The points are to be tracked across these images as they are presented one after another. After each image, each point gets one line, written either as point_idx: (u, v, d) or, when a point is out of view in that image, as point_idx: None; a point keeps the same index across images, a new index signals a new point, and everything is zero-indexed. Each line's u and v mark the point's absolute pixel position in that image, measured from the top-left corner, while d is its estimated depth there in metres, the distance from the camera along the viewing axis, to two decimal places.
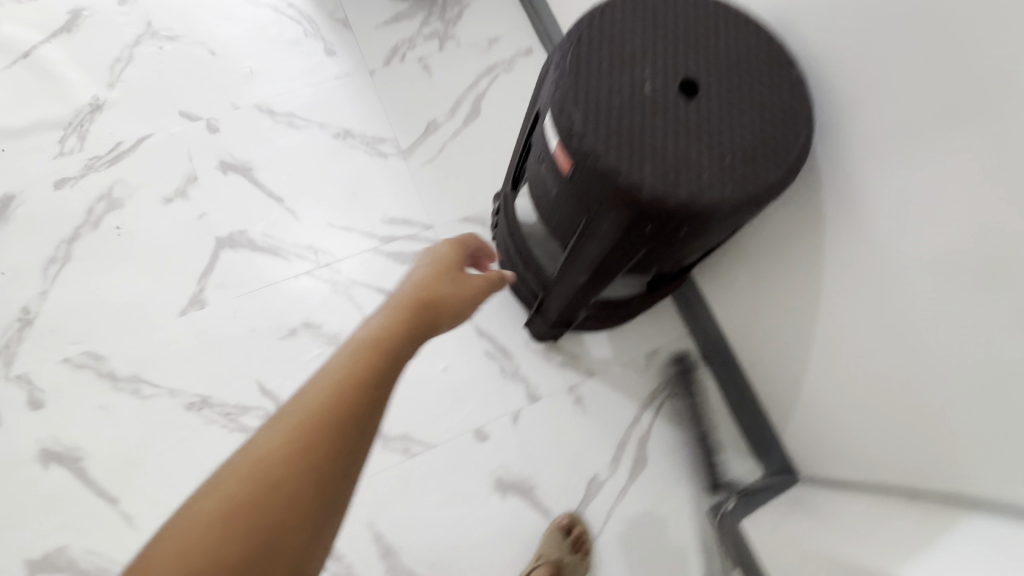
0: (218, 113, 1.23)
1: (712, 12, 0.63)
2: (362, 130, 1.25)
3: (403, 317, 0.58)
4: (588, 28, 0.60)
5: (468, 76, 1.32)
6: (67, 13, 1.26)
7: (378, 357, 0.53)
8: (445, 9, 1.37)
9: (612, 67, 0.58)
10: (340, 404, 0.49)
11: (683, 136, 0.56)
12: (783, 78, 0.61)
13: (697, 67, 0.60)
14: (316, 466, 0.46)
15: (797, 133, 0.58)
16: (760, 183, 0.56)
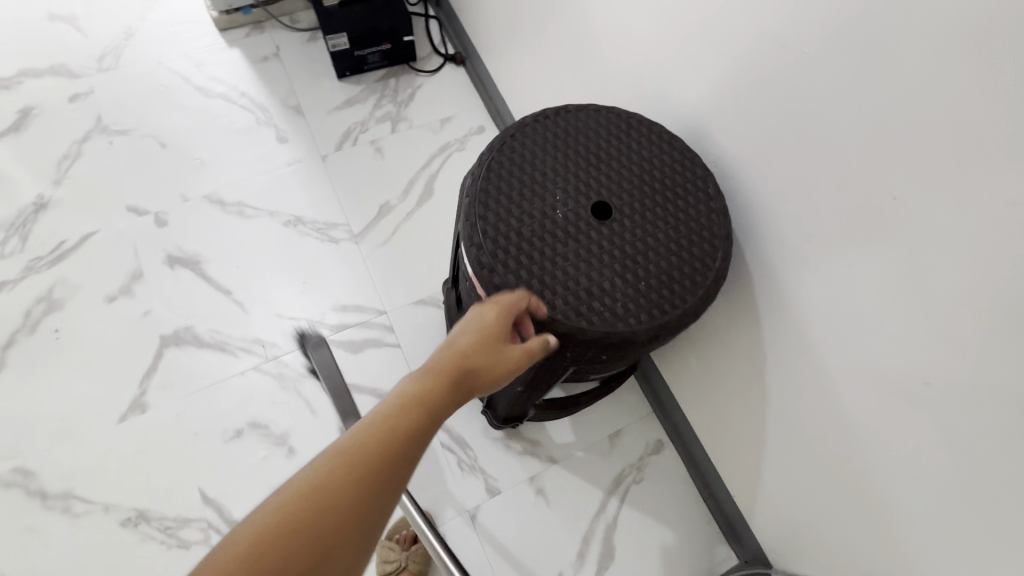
0: (167, 206, 1.22)
1: (626, 127, 0.63)
2: (314, 217, 1.24)
3: (431, 396, 0.45)
4: (501, 154, 0.60)
5: (421, 156, 1.34)
6: (16, 113, 1.26)
7: (392, 451, 0.42)
8: (398, 91, 1.40)
9: (523, 195, 0.58)
10: (347, 509, 0.39)
11: (594, 263, 0.56)
12: (699, 192, 0.60)
13: (610, 188, 0.59)
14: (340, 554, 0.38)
15: (712, 253, 0.57)
16: (676, 308, 0.55)
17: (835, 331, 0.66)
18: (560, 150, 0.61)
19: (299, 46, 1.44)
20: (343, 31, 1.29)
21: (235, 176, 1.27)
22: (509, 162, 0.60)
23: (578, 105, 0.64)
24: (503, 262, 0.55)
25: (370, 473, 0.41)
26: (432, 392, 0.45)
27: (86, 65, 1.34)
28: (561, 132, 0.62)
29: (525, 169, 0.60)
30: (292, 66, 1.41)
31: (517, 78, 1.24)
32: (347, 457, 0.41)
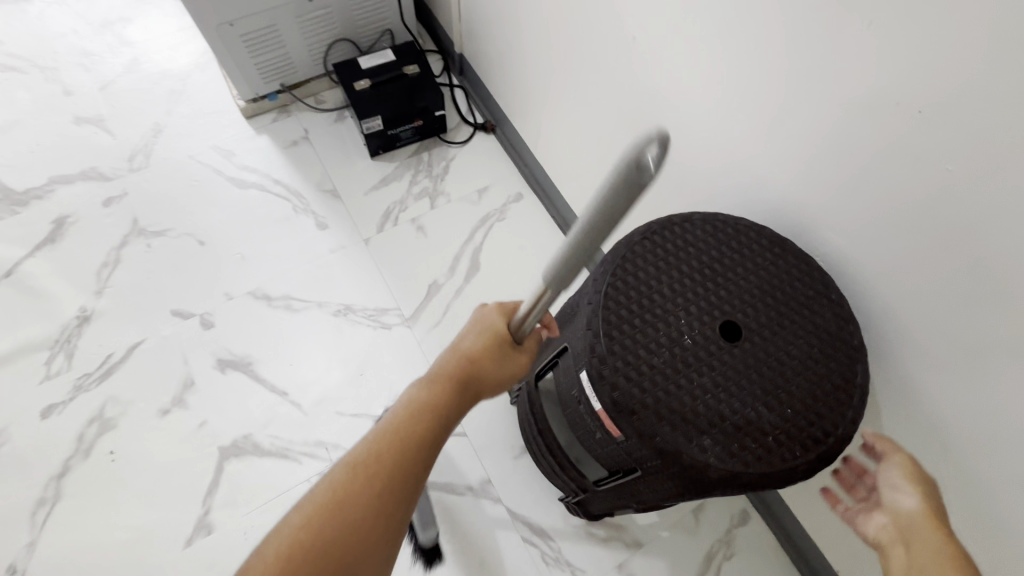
0: (212, 307, 1.19)
1: (734, 235, 0.61)
2: (363, 304, 1.22)
3: (435, 401, 0.62)
4: (614, 281, 0.58)
5: (462, 230, 1.32)
6: (51, 224, 1.24)
7: (401, 450, 0.58)
8: (431, 165, 1.40)
9: (646, 325, 0.56)
10: (367, 513, 0.53)
11: (734, 395, 0.53)
12: (822, 299, 0.58)
13: (732, 306, 0.57)
14: (375, 507, 0.54)
15: (854, 370, 0.55)
16: (831, 438, 0.52)
17: (973, 442, 0.59)
18: (672, 268, 0.59)
19: (327, 127, 1.43)
20: (378, 114, 1.28)
21: (278, 268, 1.24)
22: (622, 286, 0.58)
23: (680, 215, 0.62)
24: (638, 401, 0.52)
25: (388, 471, 0.56)
26: (440, 391, 0.63)
27: (117, 167, 1.32)
28: (670, 247, 0.60)
29: (640, 292, 0.58)
30: (323, 148, 1.40)
31: (556, 148, 1.24)
32: (394, 429, 0.59)
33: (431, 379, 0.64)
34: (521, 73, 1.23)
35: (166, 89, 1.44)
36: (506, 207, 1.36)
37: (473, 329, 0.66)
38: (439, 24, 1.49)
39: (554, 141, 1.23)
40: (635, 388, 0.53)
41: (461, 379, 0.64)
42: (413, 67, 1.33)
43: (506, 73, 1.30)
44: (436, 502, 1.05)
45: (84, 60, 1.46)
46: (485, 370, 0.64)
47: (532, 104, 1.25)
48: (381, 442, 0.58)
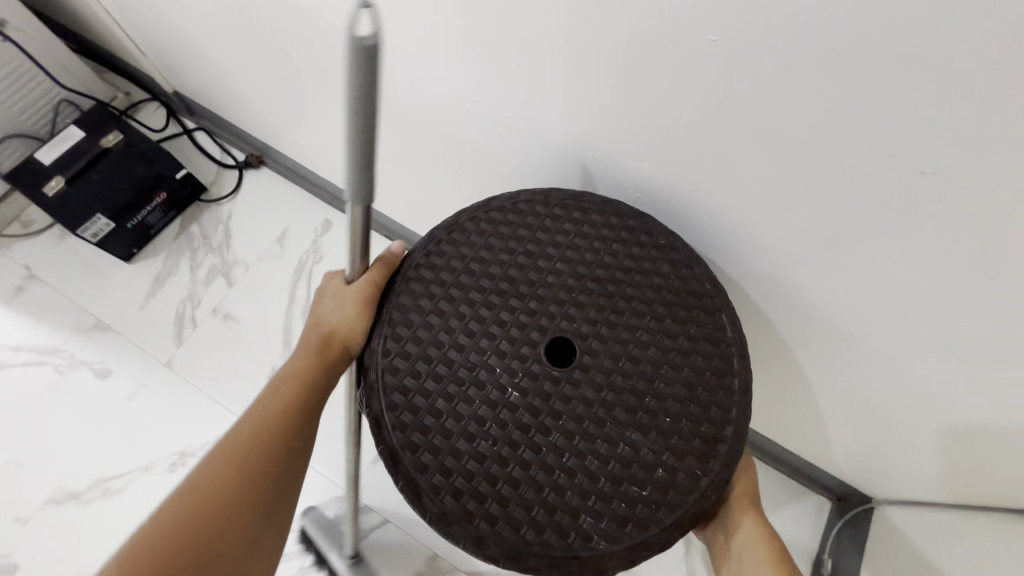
0: (5, 544, 0.90)
1: (499, 228, 0.64)
2: (200, 439, 0.97)
3: (311, 365, 0.58)
4: (414, 367, 0.58)
5: (280, 293, 1.08)
6: None
7: (291, 400, 0.56)
8: (209, 235, 1.13)
9: (458, 395, 0.57)
10: (255, 477, 0.52)
11: (553, 402, 0.57)
12: (603, 286, 0.61)
13: (520, 307, 0.60)
14: (262, 471, 0.52)
15: (651, 343, 0.59)
16: (657, 419, 0.57)
17: (846, 298, 0.57)
18: (449, 295, 0.61)
19: (54, 250, 1.10)
20: (98, 213, 0.99)
21: (71, 452, 0.96)
22: (406, 335, 0.59)
23: (443, 230, 0.64)
24: (463, 455, 0.55)
25: (279, 437, 0.54)
26: (311, 362, 0.58)
27: None
28: (441, 272, 0.62)
29: (446, 362, 0.58)
30: (61, 278, 1.08)
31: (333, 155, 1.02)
32: (274, 402, 0.56)
33: (303, 350, 0.60)
34: (247, 84, 0.99)
35: None
36: (319, 242, 1.13)
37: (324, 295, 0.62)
38: (131, 65, 1.17)
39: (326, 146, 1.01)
40: (457, 443, 0.55)
41: (326, 339, 0.60)
42: (113, 136, 1.01)
43: (233, 90, 1.04)
44: None
45: None
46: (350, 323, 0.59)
47: (280, 115, 1.01)
48: (265, 410, 0.55)
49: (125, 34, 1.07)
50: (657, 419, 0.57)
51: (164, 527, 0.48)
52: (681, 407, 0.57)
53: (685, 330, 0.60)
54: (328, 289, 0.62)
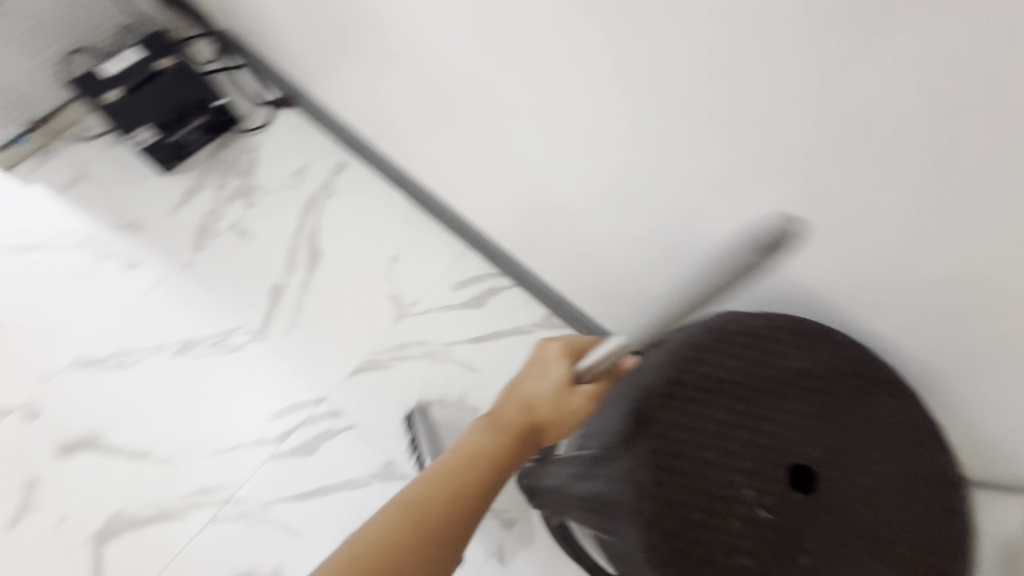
0: (33, 393, 1.05)
1: (747, 336, 0.63)
2: (206, 332, 1.11)
3: (508, 440, 0.65)
4: (668, 470, 0.56)
5: (291, 219, 1.21)
6: None
7: (492, 460, 0.64)
8: (237, 160, 1.26)
9: (713, 509, 0.55)
10: (444, 525, 0.59)
11: (803, 524, 0.56)
12: (845, 415, 0.61)
13: (766, 423, 0.59)
14: (448, 523, 0.59)
15: (885, 468, 0.59)
16: (890, 543, 0.57)
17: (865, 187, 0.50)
18: (700, 402, 0.59)
19: (103, 155, 1.24)
20: (148, 122, 1.14)
21: (97, 329, 1.10)
22: (660, 435, 0.57)
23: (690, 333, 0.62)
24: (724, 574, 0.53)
25: (468, 491, 0.62)
26: (509, 435, 0.65)
27: None
28: (689, 375, 0.60)
29: (702, 473, 0.57)
30: (106, 180, 1.22)
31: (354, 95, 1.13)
32: (471, 462, 0.63)
33: (502, 419, 0.67)
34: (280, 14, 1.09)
35: None
36: (333, 179, 1.26)
37: (542, 374, 0.68)
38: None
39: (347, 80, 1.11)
40: (715, 558, 0.54)
41: (532, 421, 0.66)
42: (167, 59, 1.15)
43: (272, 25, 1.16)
44: (344, 499, 1.01)
45: None
46: (554, 409, 0.65)
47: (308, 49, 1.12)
48: (462, 467, 0.63)
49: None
50: (893, 548, 0.57)
51: (379, 532, 0.58)
52: (911, 534, 0.58)
53: (914, 452, 0.60)
54: (548, 369, 0.68)
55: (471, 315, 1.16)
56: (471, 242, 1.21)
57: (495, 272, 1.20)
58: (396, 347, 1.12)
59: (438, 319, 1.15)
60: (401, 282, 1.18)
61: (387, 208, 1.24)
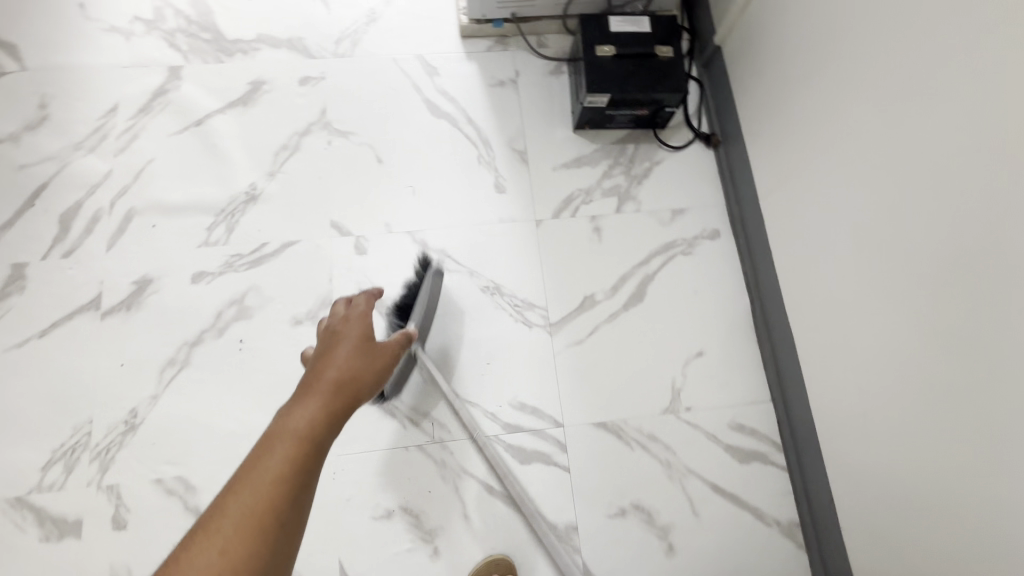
0: (369, 233, 1.13)
1: None
2: (513, 290, 1.12)
3: (333, 398, 0.66)
4: None
5: (641, 249, 1.17)
6: (247, 84, 1.19)
7: (309, 434, 0.61)
8: (633, 162, 1.22)
9: None
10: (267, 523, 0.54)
11: None
12: None
13: None
14: (273, 518, 0.55)
15: None
16: None
17: None
18: None
19: (539, 78, 1.27)
20: (607, 93, 1.10)
21: (441, 219, 1.15)
22: None
23: None
24: None
25: (287, 476, 0.57)
26: (326, 395, 0.66)
27: (323, 46, 1.24)
28: None
29: None
30: (527, 101, 1.25)
31: (801, 203, 1.02)
32: (282, 443, 0.59)
33: (314, 394, 0.66)
34: (810, 88, 0.96)
35: None
36: (699, 240, 1.19)
37: (334, 352, 0.74)
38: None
39: (811, 188, 0.98)
40: None
41: (349, 377, 0.70)
42: (668, 49, 1.12)
43: (782, 84, 1.04)
44: (519, 524, 1.00)
45: None
46: (363, 364, 0.72)
47: (800, 134, 1.00)
48: (272, 465, 0.57)
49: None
50: None
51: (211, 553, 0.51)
52: None
53: None
54: (379, 347, 0.76)
55: (727, 462, 1.06)
56: (777, 397, 1.09)
57: (777, 442, 1.08)
58: (645, 433, 1.06)
59: (698, 441, 1.07)
60: (691, 379, 1.10)
61: (724, 303, 1.15)
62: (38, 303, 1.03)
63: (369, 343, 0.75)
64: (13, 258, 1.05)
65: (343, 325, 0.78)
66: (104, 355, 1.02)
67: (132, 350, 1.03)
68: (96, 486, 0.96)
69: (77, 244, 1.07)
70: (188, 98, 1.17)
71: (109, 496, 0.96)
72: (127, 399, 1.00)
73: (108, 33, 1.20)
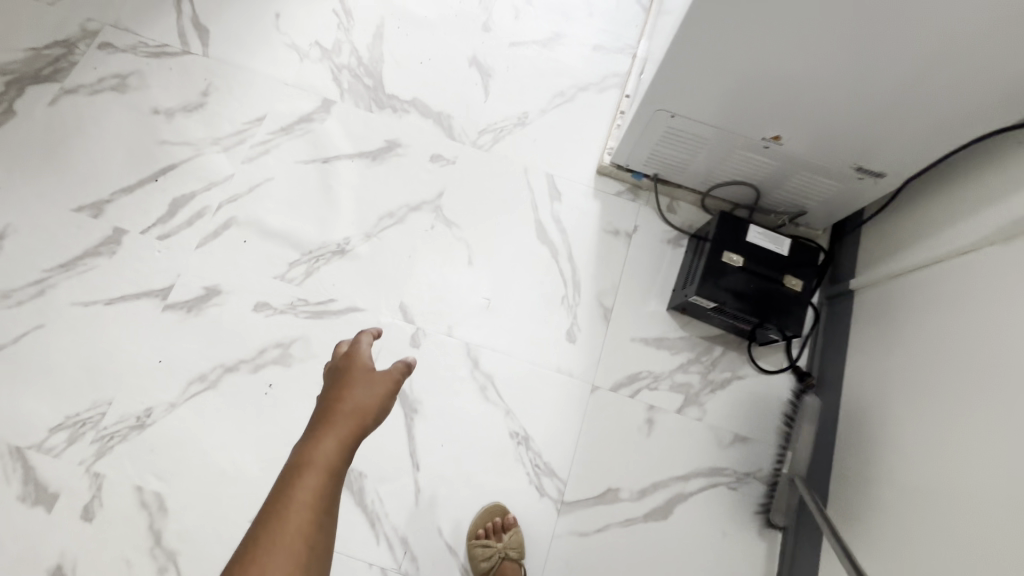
0: (430, 330, 1.11)
1: None
2: (541, 448, 1.06)
3: (340, 435, 0.65)
4: None
5: (685, 462, 1.08)
6: (384, 141, 1.23)
7: (321, 473, 0.61)
8: (714, 366, 1.14)
9: None
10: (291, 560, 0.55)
11: None
12: None
13: None
14: (298, 557, 0.55)
15: None
16: None
17: None
18: None
19: (655, 241, 1.22)
20: (715, 300, 1.04)
21: (502, 344, 1.12)
22: None
23: None
24: None
25: (299, 517, 0.57)
26: (333, 432, 0.65)
27: (466, 131, 1.26)
28: None
29: None
30: (633, 260, 1.21)
31: (901, 487, 0.87)
32: (293, 486, 0.59)
33: (320, 435, 0.65)
34: (955, 390, 0.84)
35: (554, 88, 1.32)
36: (750, 478, 1.08)
37: (343, 389, 0.72)
38: (873, 239, 1.12)
39: (914, 497, 0.84)
40: None
41: (358, 413, 0.69)
42: (799, 283, 1.04)
43: (911, 373, 0.93)
44: None
45: (519, 5, 1.37)
46: (365, 395, 0.71)
47: (922, 431, 0.87)
48: (286, 505, 0.58)
49: (916, 245, 0.99)
50: None
51: None
52: None
53: None
54: (384, 373, 0.74)
55: None
56: None
57: None
58: None
59: None
60: None
61: (749, 560, 1.04)
62: (117, 272, 1.08)
63: (371, 372, 0.74)
64: (117, 222, 1.11)
65: (343, 360, 0.76)
66: (148, 345, 1.05)
67: (174, 352, 1.05)
68: (84, 468, 0.98)
69: (174, 231, 1.12)
70: (328, 134, 1.22)
71: (91, 484, 0.97)
72: (148, 396, 1.02)
73: (288, 49, 1.27)
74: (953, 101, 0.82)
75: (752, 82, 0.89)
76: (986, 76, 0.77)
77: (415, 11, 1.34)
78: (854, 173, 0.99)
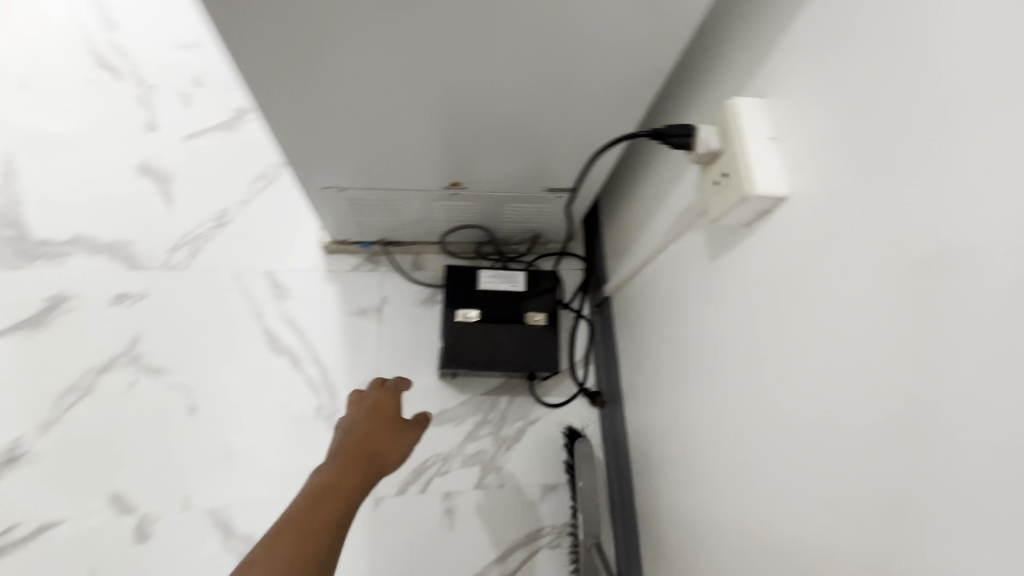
0: (159, 511, 0.91)
1: None
2: None
3: (353, 471, 0.62)
4: None
5: (499, 540, 0.98)
6: (44, 300, 0.99)
7: (338, 498, 0.58)
8: (504, 421, 1.05)
9: None
10: (310, 561, 0.51)
11: None
12: None
13: None
14: (317, 558, 0.51)
15: None
16: None
17: None
18: None
19: (409, 306, 1.10)
20: (465, 365, 0.94)
21: (257, 491, 0.94)
22: None
23: None
24: None
25: (319, 526, 0.54)
26: (348, 467, 0.63)
27: (152, 255, 1.05)
28: None
29: None
30: (390, 335, 1.07)
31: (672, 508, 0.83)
32: (312, 499, 0.57)
33: (332, 465, 0.63)
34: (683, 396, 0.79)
35: (250, 172, 1.15)
36: (570, 528, 1.00)
37: (347, 430, 0.70)
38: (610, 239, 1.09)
39: (681, 520, 0.80)
40: None
41: (372, 455, 0.66)
42: (542, 316, 0.97)
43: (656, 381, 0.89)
44: None
45: (185, 90, 1.19)
46: (381, 438, 0.70)
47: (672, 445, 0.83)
48: (303, 507, 0.55)
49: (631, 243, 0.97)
50: None
51: None
52: None
53: None
54: (404, 426, 0.73)
55: None
56: None
57: None
58: None
59: None
60: None
61: None
62: None
63: (391, 419, 0.73)
64: None
65: (361, 399, 0.77)
66: None
67: None
68: None
69: None
70: None
71: None
72: None
73: None
74: (574, 119, 0.76)
75: (399, 140, 0.78)
76: (579, 93, 0.71)
77: (54, 131, 1.11)
78: (549, 194, 0.94)
